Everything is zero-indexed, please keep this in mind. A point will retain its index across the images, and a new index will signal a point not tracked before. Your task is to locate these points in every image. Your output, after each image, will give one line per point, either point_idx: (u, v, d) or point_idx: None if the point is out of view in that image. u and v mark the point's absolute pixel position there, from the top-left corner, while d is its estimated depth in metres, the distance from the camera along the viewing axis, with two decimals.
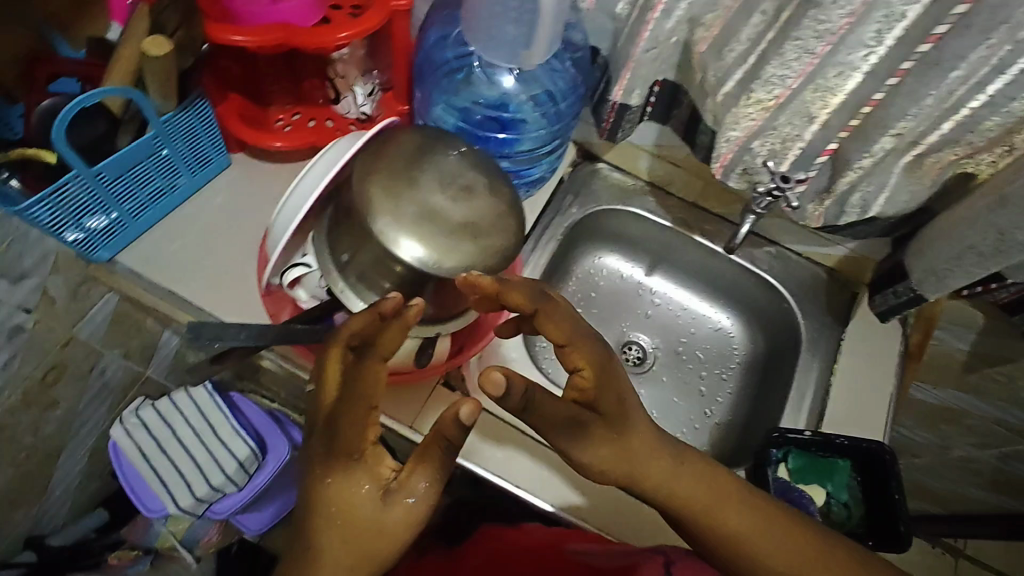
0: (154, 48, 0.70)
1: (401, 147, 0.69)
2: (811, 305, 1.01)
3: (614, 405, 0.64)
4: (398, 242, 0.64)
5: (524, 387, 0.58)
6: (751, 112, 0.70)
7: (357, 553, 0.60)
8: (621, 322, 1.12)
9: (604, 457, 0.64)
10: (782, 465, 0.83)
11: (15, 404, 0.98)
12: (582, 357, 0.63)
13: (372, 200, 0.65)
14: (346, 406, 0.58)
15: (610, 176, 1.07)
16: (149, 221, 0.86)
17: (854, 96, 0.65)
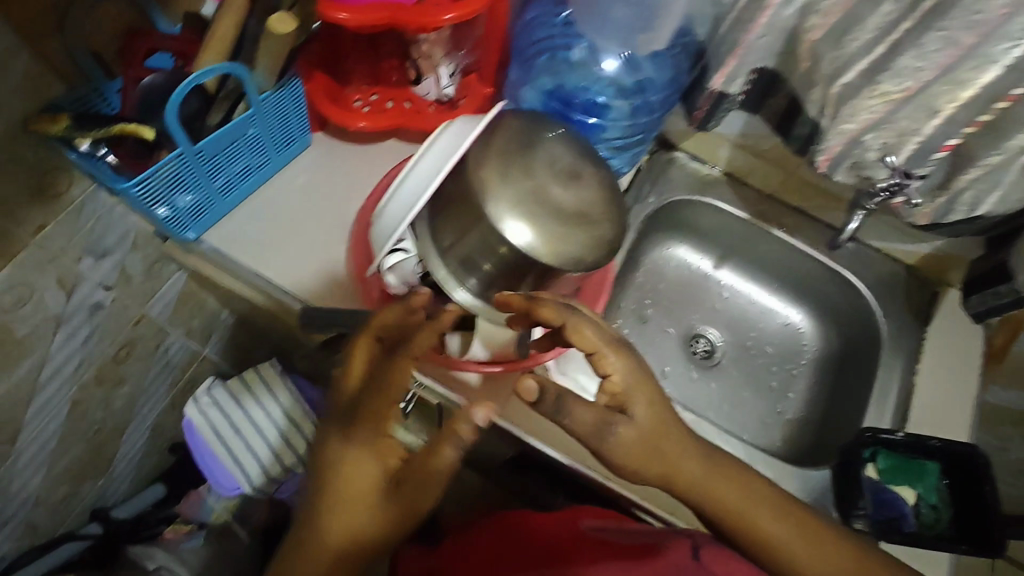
0: (280, 25, 0.69)
1: (508, 132, 0.68)
2: (892, 303, 0.99)
3: (645, 413, 0.63)
4: (507, 225, 0.64)
5: (557, 394, 0.59)
6: (873, 104, 0.68)
7: (347, 530, 0.58)
8: (691, 314, 1.10)
9: (632, 459, 0.63)
10: (871, 464, 0.83)
11: (90, 380, 0.98)
12: (611, 364, 0.63)
13: (485, 186, 0.65)
14: (371, 391, 0.58)
15: (688, 165, 1.05)
16: (234, 199, 0.85)
17: (989, 91, 0.62)
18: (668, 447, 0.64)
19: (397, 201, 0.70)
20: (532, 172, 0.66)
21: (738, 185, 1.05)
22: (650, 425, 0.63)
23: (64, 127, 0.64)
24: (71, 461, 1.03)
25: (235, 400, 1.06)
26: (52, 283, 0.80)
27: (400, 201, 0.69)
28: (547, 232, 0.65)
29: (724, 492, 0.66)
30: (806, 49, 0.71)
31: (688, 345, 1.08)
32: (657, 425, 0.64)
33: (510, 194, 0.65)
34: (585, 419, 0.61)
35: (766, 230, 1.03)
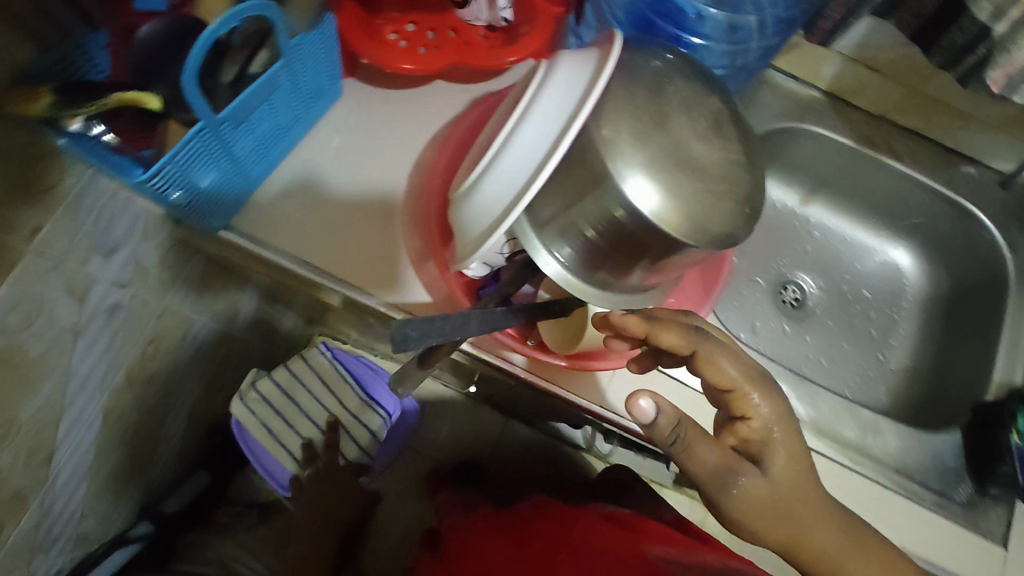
0: None
1: (621, 74, 0.54)
2: (1021, 235, 0.86)
3: (782, 469, 0.53)
4: (632, 189, 0.50)
5: (676, 419, 0.50)
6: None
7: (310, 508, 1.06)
8: (779, 260, 0.98)
9: (756, 518, 0.53)
10: (1013, 429, 0.71)
11: (120, 385, 0.86)
12: (752, 406, 0.54)
13: (604, 146, 0.51)
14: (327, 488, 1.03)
15: (783, 84, 0.88)
16: (263, 172, 0.70)
17: None
18: (799, 508, 0.54)
19: (488, 172, 0.55)
20: (657, 122, 0.52)
21: (842, 106, 0.89)
22: (786, 483, 0.53)
23: (47, 104, 0.47)
24: (112, 470, 0.94)
25: (296, 379, 1.03)
26: (60, 291, 0.66)
27: (498, 173, 0.54)
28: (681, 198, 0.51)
29: (854, 568, 0.55)
30: None
31: (779, 293, 0.96)
32: (797, 484, 0.54)
33: (636, 154, 0.51)
34: (709, 460, 0.52)
35: (877, 159, 0.88)
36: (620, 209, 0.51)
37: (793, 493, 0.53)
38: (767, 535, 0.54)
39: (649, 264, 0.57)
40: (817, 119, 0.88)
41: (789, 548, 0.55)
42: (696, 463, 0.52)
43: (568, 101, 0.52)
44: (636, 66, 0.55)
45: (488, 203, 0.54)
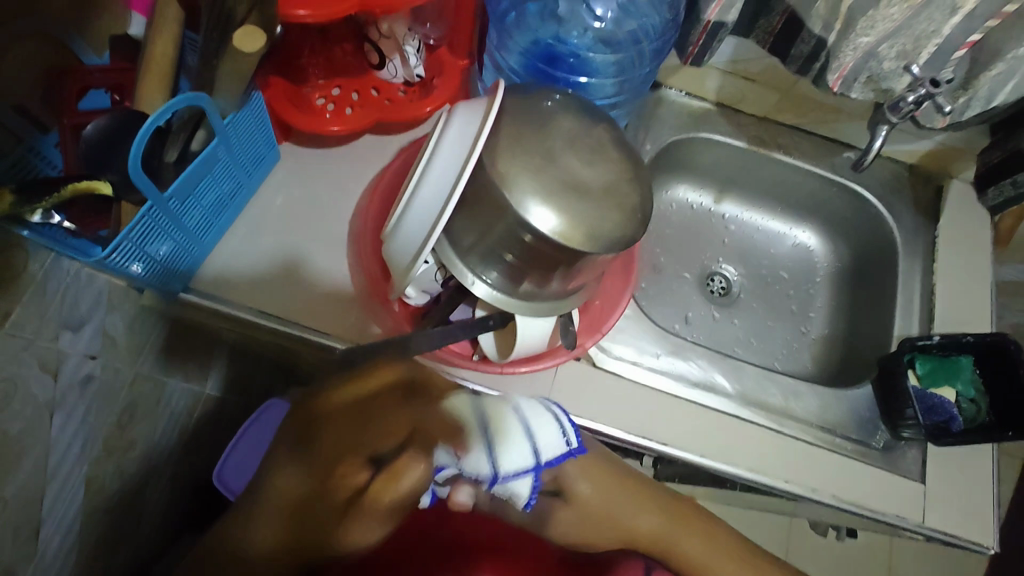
0: (249, 43, 0.58)
1: (514, 115, 0.63)
2: (900, 206, 0.98)
3: (535, 493, 0.57)
4: (533, 212, 0.58)
5: (482, 494, 0.65)
6: (893, 12, 0.64)
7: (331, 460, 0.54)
8: (701, 254, 1.08)
9: (570, 526, 0.65)
10: (911, 371, 0.84)
11: (99, 454, 0.90)
12: (402, 466, 0.52)
13: (504, 180, 0.59)
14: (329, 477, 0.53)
15: (678, 101, 0.99)
16: (213, 237, 0.76)
17: None
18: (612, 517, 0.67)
19: (411, 213, 0.63)
20: (546, 157, 0.60)
21: (731, 113, 1.00)
22: (564, 502, 0.57)
23: (9, 203, 0.53)
24: (101, 538, 0.96)
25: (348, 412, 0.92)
26: (35, 368, 0.71)
27: (418, 213, 0.62)
28: (572, 218, 0.59)
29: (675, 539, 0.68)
30: None
31: (705, 284, 1.06)
32: (542, 507, 0.57)
33: (532, 182, 0.59)
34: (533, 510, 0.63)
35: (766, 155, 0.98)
36: (528, 233, 0.60)
37: (597, 509, 0.67)
38: (583, 528, 0.65)
39: (565, 272, 0.65)
40: (710, 128, 0.99)
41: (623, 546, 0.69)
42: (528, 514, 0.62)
43: (468, 142, 0.61)
44: (525, 110, 0.64)
45: (410, 237, 0.62)
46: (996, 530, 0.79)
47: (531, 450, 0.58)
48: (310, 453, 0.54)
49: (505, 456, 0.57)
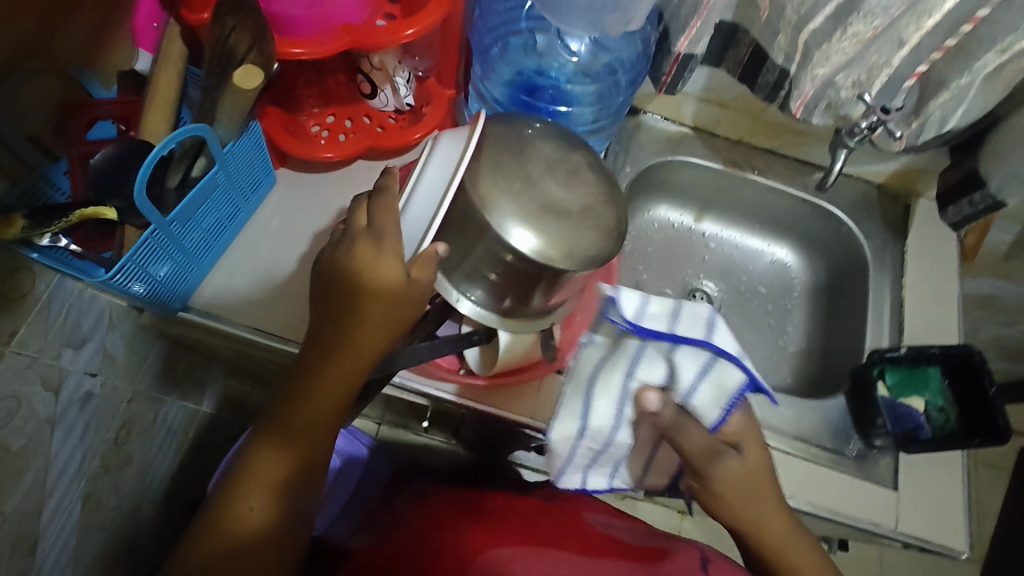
0: (247, 80, 0.63)
1: (495, 141, 0.67)
2: (869, 224, 1.03)
3: (756, 455, 0.64)
4: (512, 233, 0.62)
5: (675, 414, 0.61)
6: (844, 46, 0.68)
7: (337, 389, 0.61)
8: (683, 271, 1.12)
9: (730, 495, 0.62)
10: (881, 383, 0.88)
11: (97, 470, 0.92)
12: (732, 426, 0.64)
13: (484, 203, 0.63)
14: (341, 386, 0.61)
15: (655, 126, 1.05)
16: (213, 257, 0.80)
17: (953, 15, 0.63)
18: (755, 500, 0.62)
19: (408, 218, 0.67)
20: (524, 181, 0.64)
21: (707, 137, 1.06)
22: (755, 467, 0.63)
23: (20, 228, 0.56)
24: (96, 555, 0.97)
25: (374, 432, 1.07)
26: (37, 385, 0.74)
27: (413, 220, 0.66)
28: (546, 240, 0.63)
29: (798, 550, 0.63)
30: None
31: (687, 300, 1.09)
32: (755, 479, 0.63)
33: (512, 205, 0.63)
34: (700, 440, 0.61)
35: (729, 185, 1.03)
36: (509, 253, 0.64)
37: (734, 489, 0.62)
38: (731, 506, 0.62)
39: (545, 288, 0.68)
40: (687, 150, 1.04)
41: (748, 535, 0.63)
42: (690, 443, 0.61)
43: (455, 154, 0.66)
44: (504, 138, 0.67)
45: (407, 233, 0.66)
46: (967, 535, 0.82)
47: (741, 369, 0.63)
48: (288, 426, 0.60)
49: (640, 371, 0.64)
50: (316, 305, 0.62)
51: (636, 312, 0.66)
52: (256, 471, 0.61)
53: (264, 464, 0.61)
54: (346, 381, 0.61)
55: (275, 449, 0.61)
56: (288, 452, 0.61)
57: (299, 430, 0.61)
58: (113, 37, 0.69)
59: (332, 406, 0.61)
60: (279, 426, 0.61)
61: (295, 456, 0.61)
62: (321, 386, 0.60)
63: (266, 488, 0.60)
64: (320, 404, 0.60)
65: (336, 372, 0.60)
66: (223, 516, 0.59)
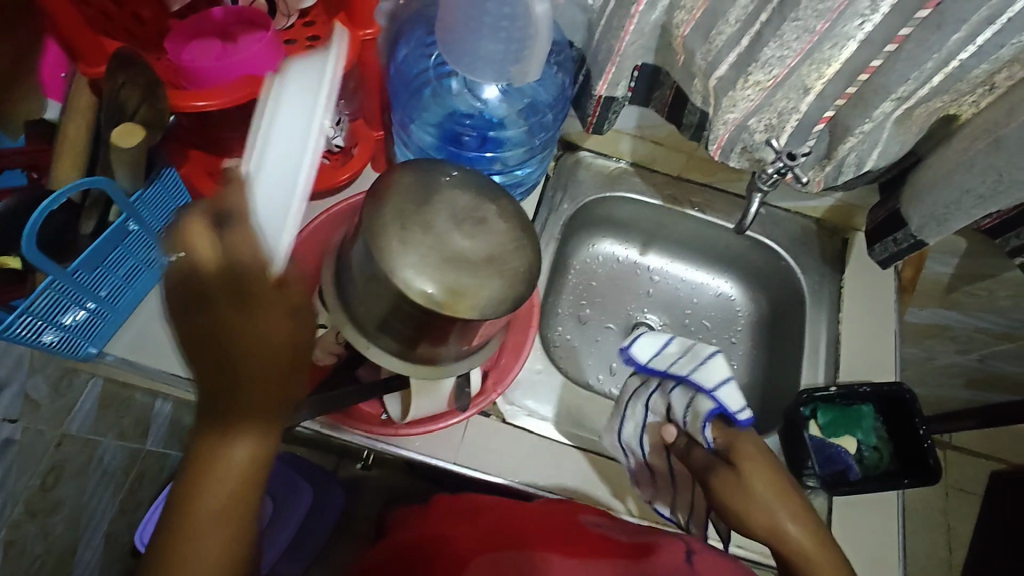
0: (126, 138, 0.62)
1: (403, 189, 0.66)
2: (807, 258, 1.03)
3: (762, 471, 0.72)
4: (418, 289, 0.63)
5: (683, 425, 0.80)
6: (749, 93, 0.69)
7: (273, 344, 0.53)
8: (627, 305, 1.11)
9: (740, 506, 0.70)
10: (813, 422, 0.87)
11: (19, 517, 0.90)
12: (742, 439, 0.75)
13: (388, 252, 0.63)
14: (262, 343, 0.52)
15: (594, 162, 1.05)
16: (130, 303, 0.80)
17: (851, 64, 0.64)
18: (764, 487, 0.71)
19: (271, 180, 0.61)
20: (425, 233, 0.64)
21: (647, 172, 1.06)
22: (767, 481, 0.71)
23: None
24: None
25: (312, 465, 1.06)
26: None
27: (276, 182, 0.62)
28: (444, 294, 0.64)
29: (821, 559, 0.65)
30: (679, 44, 0.72)
31: (631, 335, 1.09)
32: (766, 491, 0.70)
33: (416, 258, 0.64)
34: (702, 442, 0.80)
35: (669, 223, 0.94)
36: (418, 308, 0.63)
37: (742, 505, 0.70)
38: (745, 519, 0.70)
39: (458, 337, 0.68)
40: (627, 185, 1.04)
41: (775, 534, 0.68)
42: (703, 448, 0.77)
43: (311, 109, 0.64)
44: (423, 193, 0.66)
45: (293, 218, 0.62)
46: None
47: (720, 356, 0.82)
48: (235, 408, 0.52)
49: (659, 385, 0.85)
50: (188, 311, 0.52)
51: (647, 356, 0.86)
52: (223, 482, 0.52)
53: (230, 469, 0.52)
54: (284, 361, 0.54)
55: (235, 442, 0.52)
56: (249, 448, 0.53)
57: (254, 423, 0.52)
58: (24, 85, 0.69)
59: (267, 379, 0.53)
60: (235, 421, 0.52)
61: (258, 438, 0.53)
62: (260, 374, 0.53)
63: (235, 490, 0.52)
64: (257, 382, 0.52)
65: (275, 349, 0.53)
66: (194, 535, 0.51)
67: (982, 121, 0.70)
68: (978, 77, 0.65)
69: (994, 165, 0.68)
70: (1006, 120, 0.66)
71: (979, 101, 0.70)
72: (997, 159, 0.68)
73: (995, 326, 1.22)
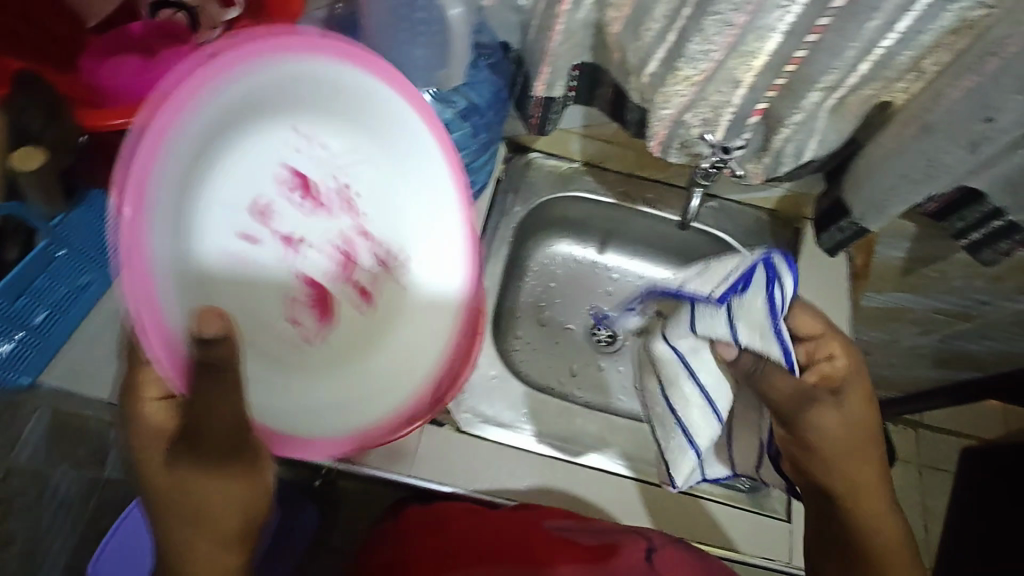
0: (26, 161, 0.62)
1: None
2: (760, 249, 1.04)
3: (853, 405, 0.63)
4: (350, 300, 0.63)
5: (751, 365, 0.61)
6: (679, 89, 0.69)
7: (177, 475, 0.48)
8: (586, 305, 1.10)
9: (834, 446, 0.62)
10: None
11: None
12: (835, 346, 0.65)
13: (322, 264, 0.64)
14: (173, 470, 0.48)
15: (545, 163, 1.04)
16: (62, 333, 0.77)
17: (776, 57, 0.65)
18: (831, 418, 0.62)
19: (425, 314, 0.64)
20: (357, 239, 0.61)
21: (598, 171, 1.06)
22: (856, 414, 0.63)
23: None
24: None
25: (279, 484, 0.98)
26: None
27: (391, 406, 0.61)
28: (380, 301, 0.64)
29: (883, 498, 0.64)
30: (612, 41, 0.71)
31: (592, 334, 1.08)
32: (855, 428, 0.63)
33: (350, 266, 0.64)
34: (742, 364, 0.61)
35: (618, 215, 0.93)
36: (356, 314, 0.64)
37: (835, 443, 0.62)
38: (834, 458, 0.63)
39: None
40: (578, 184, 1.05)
41: (834, 474, 0.64)
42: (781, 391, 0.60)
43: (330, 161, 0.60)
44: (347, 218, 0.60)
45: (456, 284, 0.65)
46: None
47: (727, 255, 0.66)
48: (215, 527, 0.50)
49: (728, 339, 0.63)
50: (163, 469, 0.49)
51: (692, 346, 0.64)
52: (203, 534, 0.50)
53: (204, 525, 0.50)
54: (223, 432, 0.46)
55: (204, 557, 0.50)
56: (221, 507, 0.49)
57: (213, 485, 0.48)
58: None
59: (230, 510, 0.50)
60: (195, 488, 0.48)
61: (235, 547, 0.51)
62: (197, 447, 0.47)
63: (211, 538, 0.50)
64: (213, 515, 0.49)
65: (211, 482, 0.48)
66: None
67: (913, 108, 0.69)
68: (903, 64, 0.66)
69: (924, 150, 0.69)
70: (933, 106, 0.66)
71: (909, 88, 0.69)
72: (928, 141, 0.68)
73: (951, 306, 1.21)
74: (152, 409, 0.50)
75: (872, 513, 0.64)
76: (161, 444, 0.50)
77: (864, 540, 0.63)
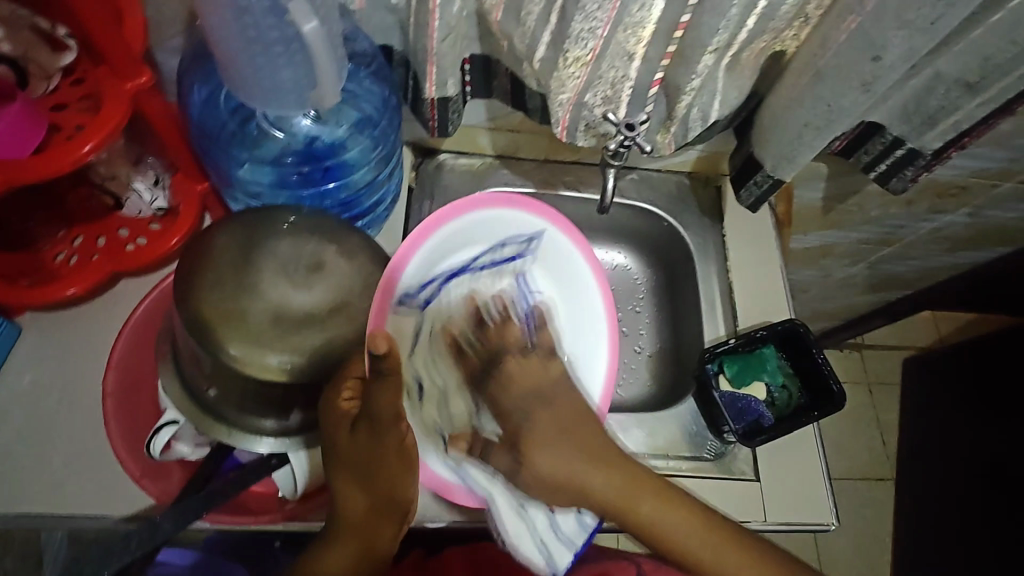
0: None
1: (223, 255, 0.61)
2: (687, 214, 1.01)
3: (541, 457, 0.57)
4: (265, 361, 0.60)
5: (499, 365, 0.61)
6: (573, 71, 0.66)
7: (360, 454, 0.59)
8: None
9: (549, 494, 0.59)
10: (721, 375, 0.87)
11: None
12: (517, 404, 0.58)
13: (219, 330, 0.59)
14: (356, 453, 0.59)
15: (457, 163, 0.96)
16: None
17: (663, 23, 0.62)
18: (568, 444, 0.58)
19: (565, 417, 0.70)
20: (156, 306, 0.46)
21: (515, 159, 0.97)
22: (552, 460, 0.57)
23: None
24: None
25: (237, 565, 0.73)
26: None
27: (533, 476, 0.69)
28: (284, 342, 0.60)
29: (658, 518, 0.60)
30: (496, 29, 0.68)
31: None
32: (562, 451, 0.58)
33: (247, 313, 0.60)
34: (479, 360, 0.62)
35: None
36: (280, 359, 0.60)
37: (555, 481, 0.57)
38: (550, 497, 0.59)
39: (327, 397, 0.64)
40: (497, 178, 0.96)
41: (608, 505, 0.59)
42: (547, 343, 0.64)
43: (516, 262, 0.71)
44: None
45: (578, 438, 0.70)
46: (830, 506, 0.82)
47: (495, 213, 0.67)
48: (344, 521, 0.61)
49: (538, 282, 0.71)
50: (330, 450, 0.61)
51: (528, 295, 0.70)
52: (376, 496, 0.60)
53: (383, 490, 0.60)
54: (387, 416, 0.58)
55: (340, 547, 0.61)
56: (385, 487, 0.59)
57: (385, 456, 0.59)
58: None
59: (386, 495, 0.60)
60: (375, 463, 0.59)
61: (376, 534, 0.61)
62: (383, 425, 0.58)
63: (370, 515, 0.61)
64: (357, 492, 0.60)
65: (372, 472, 0.59)
66: None
67: (804, 55, 0.68)
68: (789, 13, 0.64)
69: (821, 96, 0.68)
70: (822, 51, 0.66)
71: (799, 34, 0.69)
72: (824, 87, 0.67)
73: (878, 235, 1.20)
74: (343, 403, 0.59)
75: (666, 514, 0.60)
76: (348, 424, 0.59)
77: (666, 553, 0.62)
